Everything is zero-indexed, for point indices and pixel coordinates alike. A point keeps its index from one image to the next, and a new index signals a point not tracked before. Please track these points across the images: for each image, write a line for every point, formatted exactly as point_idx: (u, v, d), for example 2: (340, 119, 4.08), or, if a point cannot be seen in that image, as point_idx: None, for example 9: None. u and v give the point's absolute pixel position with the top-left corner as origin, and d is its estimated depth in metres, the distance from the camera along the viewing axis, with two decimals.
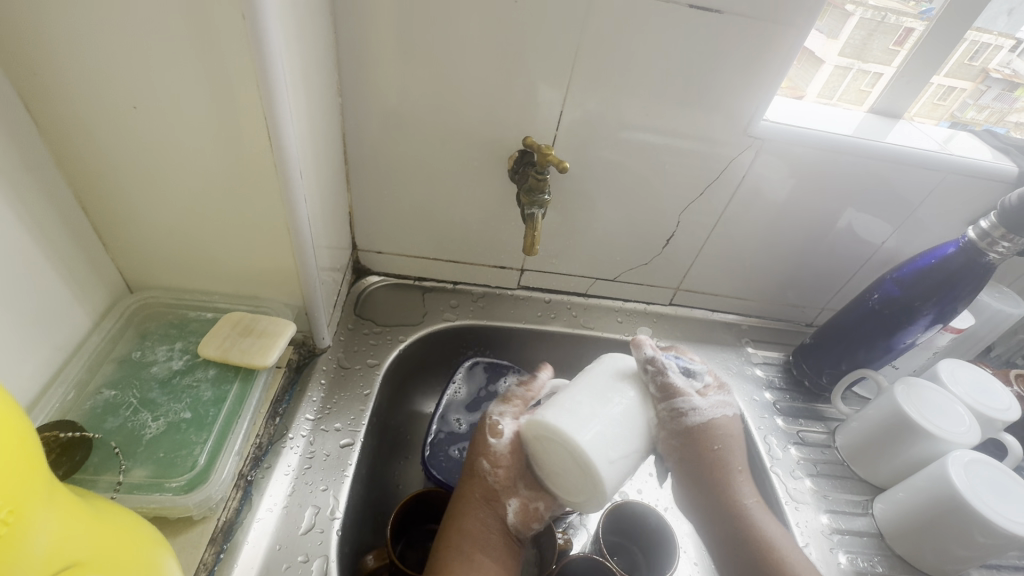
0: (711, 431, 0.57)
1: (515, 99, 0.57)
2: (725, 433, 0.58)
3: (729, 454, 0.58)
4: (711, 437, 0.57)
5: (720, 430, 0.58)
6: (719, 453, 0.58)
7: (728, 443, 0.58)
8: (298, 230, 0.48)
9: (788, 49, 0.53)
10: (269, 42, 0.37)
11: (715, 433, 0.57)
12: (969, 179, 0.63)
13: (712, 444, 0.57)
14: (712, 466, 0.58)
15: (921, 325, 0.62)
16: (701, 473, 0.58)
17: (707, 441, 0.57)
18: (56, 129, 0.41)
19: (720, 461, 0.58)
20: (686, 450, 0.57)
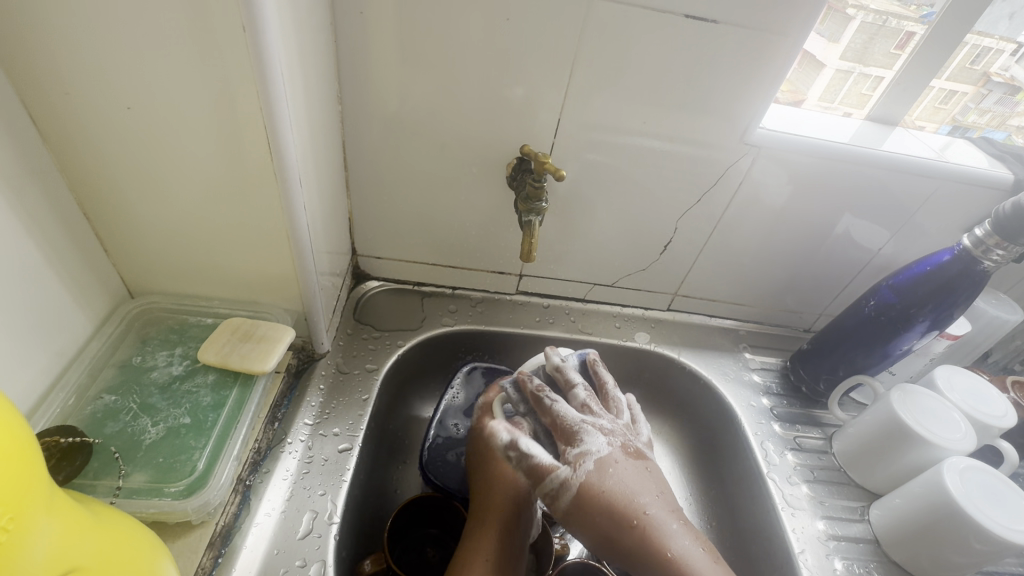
0: (603, 481, 0.49)
1: (513, 107, 0.57)
2: (615, 475, 0.50)
3: (631, 501, 0.48)
4: (597, 491, 0.49)
5: (610, 471, 0.50)
6: (614, 506, 0.48)
7: (624, 486, 0.49)
8: (297, 237, 0.49)
9: (783, 58, 0.54)
10: (269, 53, 0.37)
11: (618, 475, 0.50)
12: (965, 186, 0.63)
13: (602, 503, 0.49)
14: (622, 518, 0.48)
15: (917, 332, 0.62)
16: (608, 539, 0.48)
17: (598, 498, 0.49)
18: (59, 138, 0.42)
19: (613, 508, 0.48)
20: (591, 521, 0.49)
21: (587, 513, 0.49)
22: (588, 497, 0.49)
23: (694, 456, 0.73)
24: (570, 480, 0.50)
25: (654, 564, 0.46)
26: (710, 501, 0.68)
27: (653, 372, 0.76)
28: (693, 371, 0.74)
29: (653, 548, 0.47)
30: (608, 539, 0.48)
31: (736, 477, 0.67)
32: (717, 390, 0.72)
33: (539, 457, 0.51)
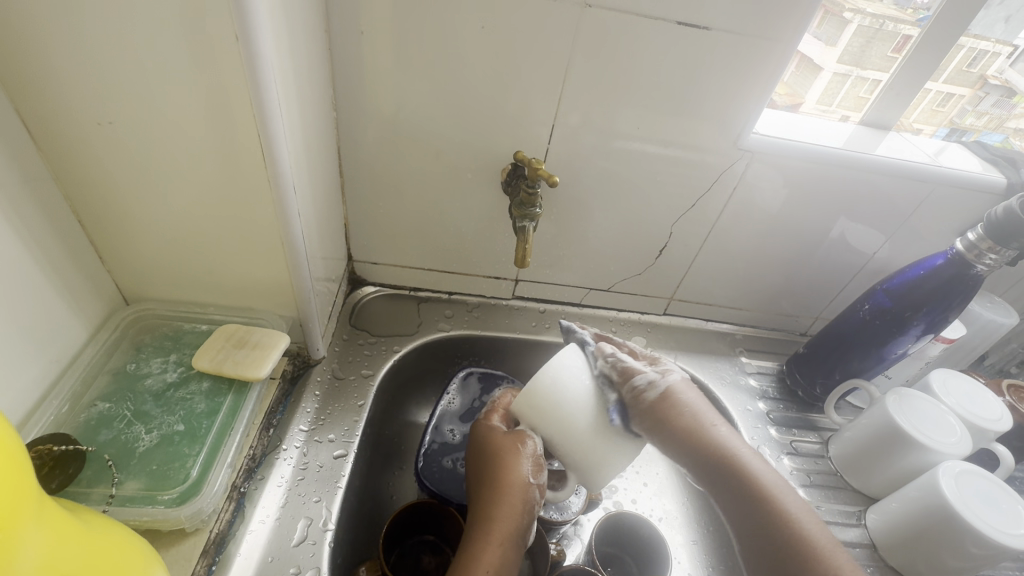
0: (671, 403, 0.51)
1: (507, 113, 0.58)
2: (688, 398, 0.53)
3: (705, 425, 0.51)
4: (672, 411, 0.51)
5: (684, 395, 0.53)
6: (672, 421, 0.51)
7: (687, 408, 0.52)
8: (292, 244, 0.49)
9: (776, 63, 0.54)
10: (262, 62, 0.38)
11: (676, 399, 0.52)
12: (958, 190, 0.64)
13: (670, 416, 0.51)
14: (703, 441, 0.51)
15: (912, 335, 0.62)
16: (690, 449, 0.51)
17: (674, 412, 0.51)
18: (54, 146, 0.42)
19: (671, 418, 0.51)
20: (664, 436, 0.50)
21: (661, 423, 0.50)
22: (662, 415, 0.50)
23: None
24: (652, 391, 0.51)
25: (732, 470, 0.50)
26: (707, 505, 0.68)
27: None
28: (689, 375, 0.74)
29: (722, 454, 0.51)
30: (678, 442, 0.50)
31: None
32: (713, 394, 0.72)
33: (634, 369, 0.52)
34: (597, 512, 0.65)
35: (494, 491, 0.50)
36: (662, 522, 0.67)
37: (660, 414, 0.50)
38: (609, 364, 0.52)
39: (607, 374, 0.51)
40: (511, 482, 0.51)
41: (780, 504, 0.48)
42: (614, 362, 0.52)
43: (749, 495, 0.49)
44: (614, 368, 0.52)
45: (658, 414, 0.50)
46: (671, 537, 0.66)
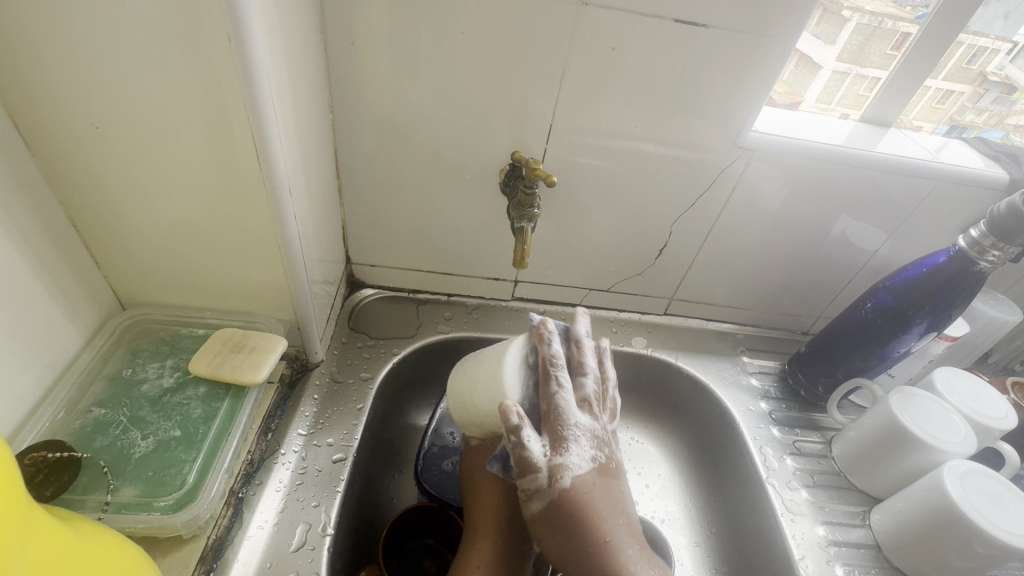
0: (578, 500, 0.48)
1: (504, 113, 0.57)
2: (589, 500, 0.48)
3: (600, 521, 0.48)
4: (579, 506, 0.48)
5: (584, 494, 0.48)
6: (588, 525, 0.47)
7: (594, 503, 0.48)
8: (288, 247, 0.49)
9: (774, 61, 0.54)
10: (255, 63, 0.37)
11: (593, 495, 0.49)
12: (960, 187, 0.63)
13: (577, 516, 0.48)
14: (588, 536, 0.47)
15: (915, 334, 0.62)
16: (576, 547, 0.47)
17: (571, 513, 0.48)
18: (47, 151, 0.42)
19: (588, 517, 0.48)
20: (547, 533, 0.48)
21: (556, 529, 0.48)
22: (572, 511, 0.48)
23: (692, 461, 0.72)
24: (549, 491, 0.48)
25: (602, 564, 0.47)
26: (709, 506, 0.68)
27: (650, 377, 0.76)
28: (691, 376, 0.73)
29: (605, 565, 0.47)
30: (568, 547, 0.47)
31: (734, 483, 0.66)
32: (715, 394, 0.71)
33: (534, 452, 0.48)
34: None
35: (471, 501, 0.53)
36: (664, 524, 0.67)
37: (562, 507, 0.48)
38: (575, 462, 0.49)
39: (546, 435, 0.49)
40: (483, 482, 0.53)
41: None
42: (579, 457, 0.49)
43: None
44: (576, 457, 0.49)
45: (559, 507, 0.48)
46: (674, 539, 0.66)
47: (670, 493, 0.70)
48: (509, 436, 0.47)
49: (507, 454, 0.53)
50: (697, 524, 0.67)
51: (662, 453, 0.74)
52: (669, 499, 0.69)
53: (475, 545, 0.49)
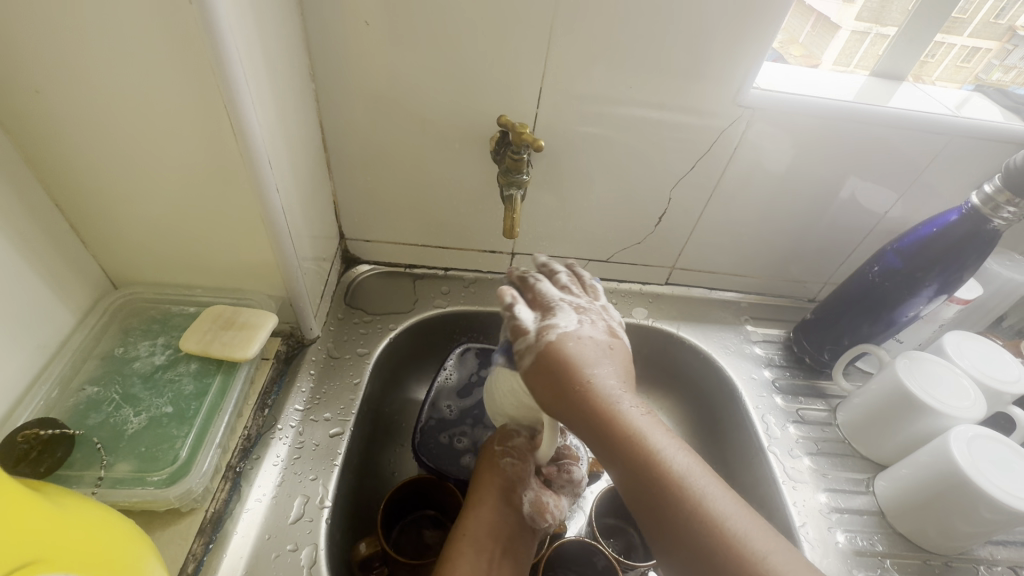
0: (559, 347, 0.46)
1: (492, 77, 0.55)
2: (576, 348, 0.46)
3: (583, 368, 0.44)
4: (565, 355, 0.45)
5: (572, 344, 0.46)
6: (569, 371, 0.44)
7: (582, 354, 0.45)
8: (273, 221, 0.48)
9: (778, 9, 0.50)
10: (220, 27, 0.36)
11: (579, 345, 0.46)
12: (977, 142, 0.60)
13: (561, 359, 0.45)
14: (571, 376, 0.44)
15: (925, 297, 0.59)
16: (558, 387, 0.44)
17: (558, 360, 0.45)
18: (20, 128, 0.41)
19: (572, 368, 0.44)
20: (539, 374, 0.46)
21: (542, 369, 0.46)
22: (553, 359, 0.45)
23: (694, 432, 0.72)
24: (535, 344, 0.47)
25: (583, 397, 0.43)
26: None
27: (652, 348, 0.75)
28: (693, 345, 0.72)
29: (610, 422, 0.41)
30: (559, 400, 0.44)
31: (735, 452, 0.65)
32: (717, 363, 0.70)
33: (524, 320, 0.48)
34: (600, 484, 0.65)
35: (478, 473, 0.54)
36: None
37: (547, 358, 0.45)
38: (569, 324, 0.48)
39: (529, 321, 0.48)
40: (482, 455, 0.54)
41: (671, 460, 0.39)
42: (570, 321, 0.48)
43: (608, 423, 0.41)
44: (583, 326, 0.48)
45: (547, 354, 0.46)
46: None
47: None
48: (506, 313, 0.50)
49: (505, 431, 0.55)
50: None
51: (664, 423, 0.73)
52: None
53: (471, 510, 0.50)
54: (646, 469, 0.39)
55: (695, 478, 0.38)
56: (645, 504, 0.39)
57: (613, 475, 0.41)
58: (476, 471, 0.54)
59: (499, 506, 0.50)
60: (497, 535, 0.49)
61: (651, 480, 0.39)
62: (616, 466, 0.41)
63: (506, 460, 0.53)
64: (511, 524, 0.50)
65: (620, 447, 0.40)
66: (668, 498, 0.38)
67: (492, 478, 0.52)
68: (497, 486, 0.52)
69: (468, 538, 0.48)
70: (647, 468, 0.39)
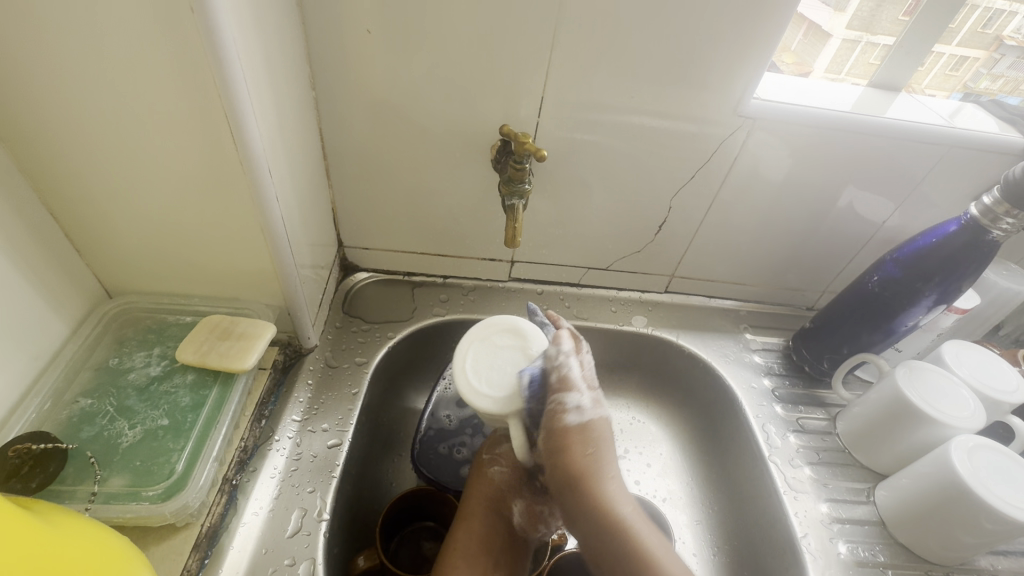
0: (567, 442, 0.48)
1: (493, 86, 0.55)
2: (596, 450, 0.49)
3: (598, 483, 0.47)
4: (576, 469, 0.48)
5: (581, 445, 0.48)
6: (573, 458, 0.48)
7: (593, 466, 0.48)
8: (272, 230, 0.47)
9: (777, 21, 0.51)
10: (221, 35, 0.35)
11: (587, 438, 0.49)
12: (973, 152, 0.60)
13: (573, 472, 0.48)
14: (580, 493, 0.48)
15: (923, 307, 0.60)
16: (562, 487, 0.49)
17: (571, 473, 0.48)
18: (15, 135, 0.40)
19: (584, 482, 0.47)
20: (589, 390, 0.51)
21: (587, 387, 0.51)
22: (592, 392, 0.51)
23: (694, 441, 0.71)
24: (552, 424, 0.49)
25: (578, 493, 0.48)
26: (711, 485, 0.67)
27: (651, 357, 0.74)
28: (692, 354, 0.72)
29: (578, 492, 0.47)
30: (557, 489, 0.49)
31: (736, 462, 0.65)
32: (716, 372, 0.70)
33: (569, 376, 0.49)
34: None
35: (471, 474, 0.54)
36: (666, 503, 0.67)
37: (555, 442, 0.49)
38: (575, 408, 0.49)
39: (552, 380, 0.50)
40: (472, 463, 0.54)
41: (638, 541, 0.45)
42: (582, 402, 0.49)
43: (597, 491, 0.47)
44: (592, 410, 0.50)
45: (554, 445, 0.49)
46: (674, 517, 0.65)
47: (671, 472, 0.69)
48: (553, 360, 0.51)
49: (493, 439, 0.56)
50: (699, 502, 0.67)
51: (664, 432, 0.73)
52: (670, 477, 0.69)
53: (461, 520, 0.50)
54: (618, 530, 0.46)
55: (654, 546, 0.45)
56: (610, 570, 0.46)
57: (586, 542, 0.48)
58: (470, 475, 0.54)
59: (489, 516, 0.51)
60: (488, 545, 0.49)
61: (626, 550, 0.45)
62: (588, 530, 0.47)
63: (495, 470, 0.53)
64: (501, 535, 0.50)
65: (598, 520, 0.47)
66: (631, 569, 0.45)
67: (482, 488, 0.52)
68: (486, 495, 0.52)
69: (459, 550, 0.48)
70: (602, 531, 0.46)
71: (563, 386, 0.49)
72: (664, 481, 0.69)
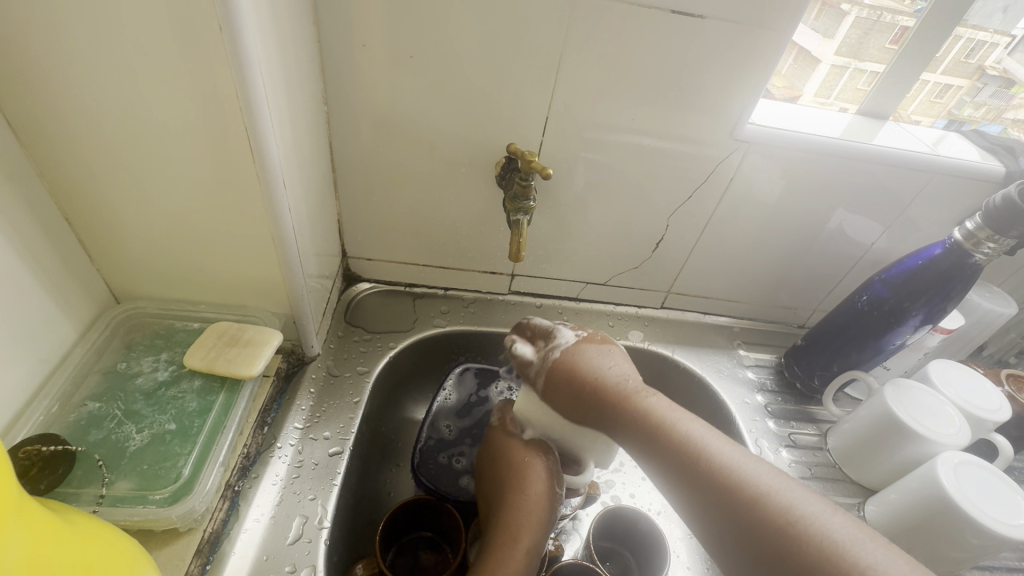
0: (570, 365, 0.51)
1: (500, 105, 0.57)
2: (584, 352, 0.52)
3: (602, 368, 0.50)
4: (570, 368, 0.51)
5: (575, 356, 0.52)
6: (579, 371, 0.50)
7: (590, 360, 0.51)
8: (283, 240, 0.48)
9: (772, 50, 0.53)
10: (246, 53, 0.37)
11: (578, 354, 0.52)
12: (957, 179, 0.63)
13: (572, 369, 0.51)
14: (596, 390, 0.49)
15: (911, 326, 0.62)
16: (576, 398, 0.50)
17: (574, 372, 0.50)
18: (39, 143, 0.42)
19: (602, 383, 0.49)
20: (558, 392, 0.51)
21: (559, 385, 0.51)
22: (566, 375, 0.51)
23: None
24: (542, 367, 0.53)
25: (599, 398, 0.49)
26: None
27: (648, 371, 0.76)
28: (687, 369, 0.73)
29: (698, 469, 0.42)
30: (579, 404, 0.50)
31: None
32: (711, 387, 0.72)
33: (525, 352, 0.55)
34: (596, 506, 0.66)
35: (522, 487, 0.49)
36: (660, 516, 0.67)
37: (557, 376, 0.51)
38: (553, 347, 0.54)
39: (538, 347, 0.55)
40: (531, 483, 0.49)
41: (692, 439, 0.43)
42: (559, 341, 0.54)
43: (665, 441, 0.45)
44: (560, 343, 0.53)
45: (550, 381, 0.52)
46: (669, 531, 0.66)
47: None
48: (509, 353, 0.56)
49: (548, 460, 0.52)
50: None
51: None
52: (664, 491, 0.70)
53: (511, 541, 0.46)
54: (742, 492, 0.39)
55: (814, 515, 0.37)
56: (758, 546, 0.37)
57: (706, 501, 0.41)
58: (514, 481, 0.50)
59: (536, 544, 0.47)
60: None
61: (782, 533, 0.36)
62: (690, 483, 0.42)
63: (551, 497, 0.50)
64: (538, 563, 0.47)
65: (697, 476, 0.41)
66: (800, 550, 0.35)
67: (537, 510, 0.48)
68: (542, 522, 0.48)
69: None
70: (637, 421, 0.46)
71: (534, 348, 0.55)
72: (658, 494, 0.69)
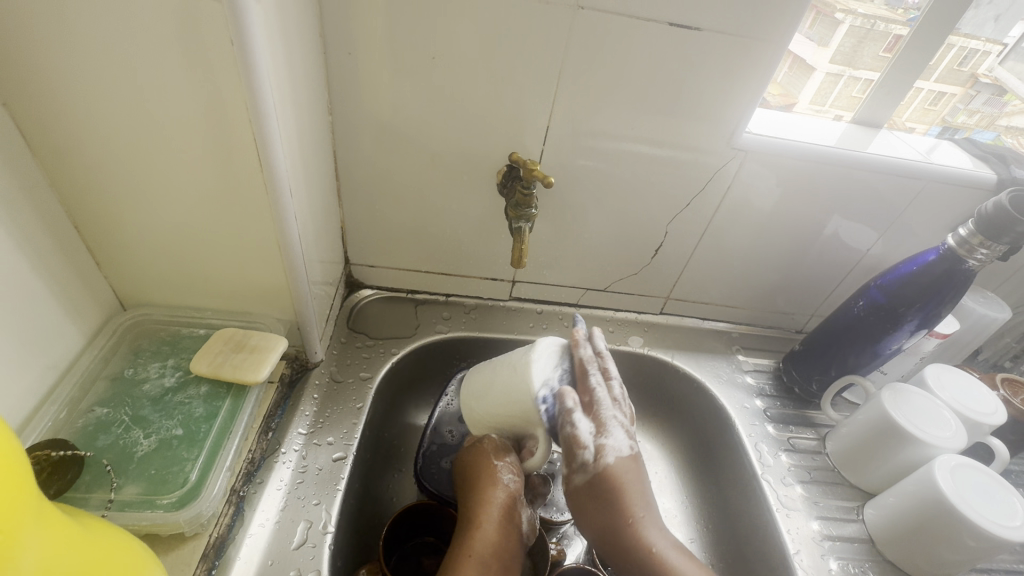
0: (609, 472, 0.51)
1: (502, 115, 0.58)
2: (623, 468, 0.51)
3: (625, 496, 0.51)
4: (610, 479, 0.51)
5: (618, 464, 0.51)
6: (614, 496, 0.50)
7: (624, 479, 0.51)
8: (289, 247, 0.49)
9: (767, 62, 0.55)
10: (256, 66, 0.38)
11: (620, 467, 0.51)
12: (950, 186, 0.64)
13: (611, 487, 0.51)
14: (612, 500, 0.51)
15: (906, 331, 0.63)
16: (590, 490, 0.51)
17: (609, 485, 0.51)
18: (50, 152, 0.42)
19: (619, 498, 0.50)
20: (580, 495, 0.52)
21: (588, 495, 0.51)
22: (598, 495, 0.51)
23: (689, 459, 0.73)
24: (592, 465, 0.51)
25: (603, 500, 0.51)
26: (705, 502, 0.69)
27: (648, 377, 0.76)
28: (687, 374, 0.74)
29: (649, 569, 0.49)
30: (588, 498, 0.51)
31: (730, 480, 0.67)
32: (710, 392, 0.72)
33: (582, 432, 0.50)
34: None
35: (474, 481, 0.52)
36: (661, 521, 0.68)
37: (594, 479, 0.51)
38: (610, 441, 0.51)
39: (597, 415, 0.51)
40: (481, 468, 0.52)
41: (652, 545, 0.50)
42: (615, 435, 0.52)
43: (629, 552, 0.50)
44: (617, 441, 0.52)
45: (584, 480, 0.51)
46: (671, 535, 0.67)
47: (667, 490, 0.71)
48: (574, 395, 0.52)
49: (498, 443, 0.54)
50: (694, 520, 0.68)
51: (659, 451, 0.75)
52: (665, 495, 0.70)
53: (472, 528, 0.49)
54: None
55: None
56: None
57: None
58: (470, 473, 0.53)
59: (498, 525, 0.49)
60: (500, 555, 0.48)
61: None
62: None
63: (509, 478, 0.52)
64: (511, 542, 0.49)
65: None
66: None
67: (494, 494, 0.51)
68: (499, 504, 0.50)
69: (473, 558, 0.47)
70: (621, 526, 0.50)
71: (599, 414, 0.51)
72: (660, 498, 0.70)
